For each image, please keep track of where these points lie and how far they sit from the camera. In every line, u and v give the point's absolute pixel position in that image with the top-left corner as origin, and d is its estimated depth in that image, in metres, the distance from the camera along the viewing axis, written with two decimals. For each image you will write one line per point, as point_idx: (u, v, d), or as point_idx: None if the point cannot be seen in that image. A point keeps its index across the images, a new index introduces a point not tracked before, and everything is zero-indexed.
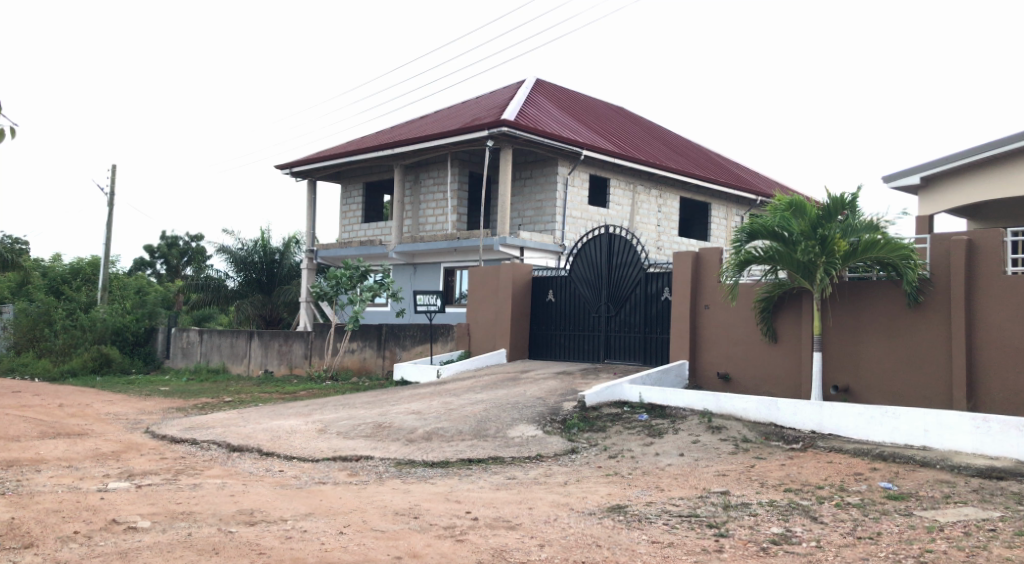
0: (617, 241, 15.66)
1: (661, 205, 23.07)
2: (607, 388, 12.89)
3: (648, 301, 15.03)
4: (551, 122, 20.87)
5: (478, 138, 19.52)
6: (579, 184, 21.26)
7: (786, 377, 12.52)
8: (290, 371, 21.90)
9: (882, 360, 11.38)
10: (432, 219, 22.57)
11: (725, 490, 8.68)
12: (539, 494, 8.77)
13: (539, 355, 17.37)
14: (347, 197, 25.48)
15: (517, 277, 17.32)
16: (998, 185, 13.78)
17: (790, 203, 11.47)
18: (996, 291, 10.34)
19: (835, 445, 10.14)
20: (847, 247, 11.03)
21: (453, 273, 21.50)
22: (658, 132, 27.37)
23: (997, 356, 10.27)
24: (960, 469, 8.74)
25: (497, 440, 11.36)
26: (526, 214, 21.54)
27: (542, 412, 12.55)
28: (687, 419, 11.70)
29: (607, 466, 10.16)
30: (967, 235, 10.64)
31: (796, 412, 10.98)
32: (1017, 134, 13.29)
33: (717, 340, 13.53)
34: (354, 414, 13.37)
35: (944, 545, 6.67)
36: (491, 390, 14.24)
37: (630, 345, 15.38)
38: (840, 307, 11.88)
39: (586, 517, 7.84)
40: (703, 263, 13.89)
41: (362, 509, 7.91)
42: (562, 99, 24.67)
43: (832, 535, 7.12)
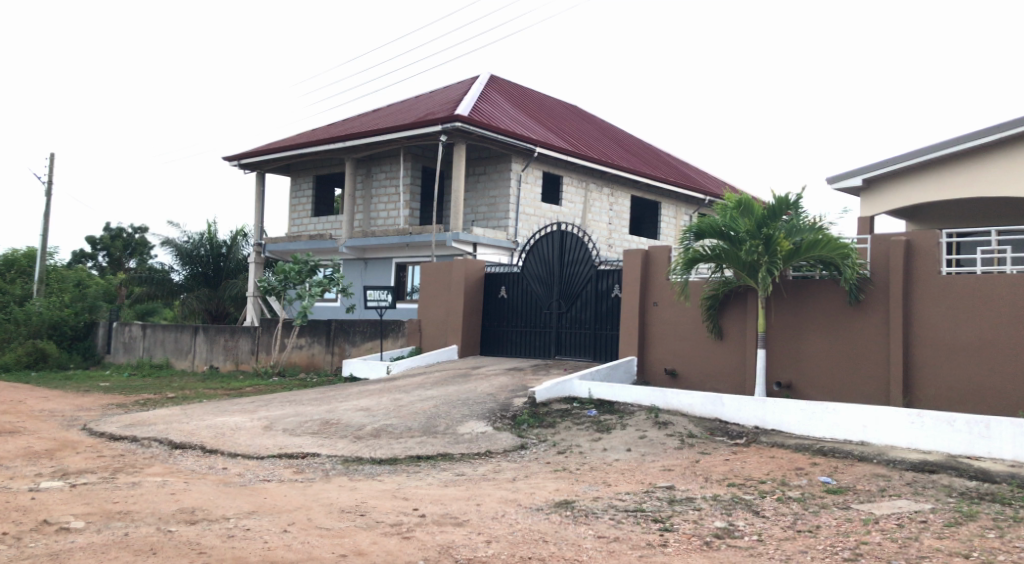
0: (569, 239, 15.74)
1: (613, 203, 23.25)
2: (558, 383, 12.96)
3: (599, 298, 15.17)
4: (504, 118, 20.84)
5: (431, 132, 19.40)
6: (532, 181, 21.29)
7: (731, 374, 12.77)
8: (236, 367, 21.58)
9: (823, 357, 11.66)
10: (383, 213, 22.39)
11: (670, 485, 8.81)
12: (487, 490, 8.79)
13: (490, 352, 17.37)
14: (297, 189, 25.13)
15: (469, 273, 17.26)
16: (932, 188, 14.30)
17: (739, 202, 11.57)
18: (932, 290, 10.69)
19: (777, 440, 10.36)
20: (791, 246, 11.25)
21: (405, 269, 21.39)
22: (611, 131, 27.59)
23: (932, 354, 10.62)
24: (895, 463, 9.02)
25: (446, 436, 11.34)
26: (479, 210, 21.53)
27: (492, 408, 12.56)
28: (634, 415, 11.83)
29: (555, 461, 10.23)
30: (906, 236, 10.94)
31: (741, 407, 11.19)
32: (948, 141, 13.81)
33: (665, 337, 13.71)
34: (301, 410, 13.21)
35: (878, 537, 6.88)
36: (441, 386, 14.20)
37: (580, 341, 15.50)
38: (783, 305, 12.13)
39: (534, 512, 7.88)
40: (652, 261, 14.05)
41: (307, 507, 7.83)
42: (516, 95, 24.70)
43: (773, 529, 7.28)
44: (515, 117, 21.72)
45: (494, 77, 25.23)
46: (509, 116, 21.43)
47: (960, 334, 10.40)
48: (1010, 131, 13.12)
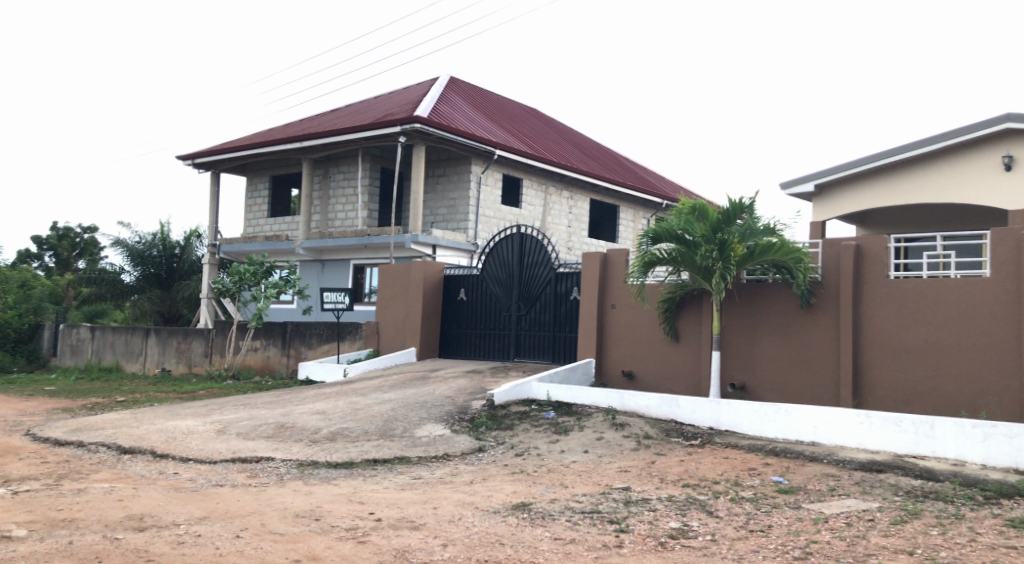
0: (528, 241, 15.80)
1: (572, 207, 23.37)
2: (516, 386, 12.97)
3: (558, 300, 15.24)
4: (463, 120, 20.82)
5: (390, 133, 19.31)
6: (492, 183, 21.29)
7: (686, 375, 12.93)
8: (189, 370, 21.22)
9: (775, 359, 11.86)
10: (341, 214, 22.20)
11: (626, 486, 8.88)
12: (445, 493, 8.76)
13: (448, 354, 17.32)
14: (253, 190, 24.81)
15: (428, 275, 17.19)
16: (880, 194, 14.66)
17: (694, 207, 11.70)
18: (880, 294, 10.95)
19: (731, 441, 10.51)
20: (745, 250, 11.45)
21: (362, 270, 21.24)
22: (570, 134, 27.76)
23: (880, 356, 10.87)
24: (845, 463, 9.22)
25: (404, 440, 11.28)
26: (439, 212, 21.47)
27: (450, 411, 12.54)
28: (592, 416, 11.89)
29: (513, 464, 10.25)
30: (856, 241, 11.18)
31: (696, 409, 11.33)
32: (896, 147, 14.17)
33: (622, 339, 13.82)
34: (255, 414, 13.04)
35: (828, 535, 7.02)
36: (399, 389, 14.12)
37: (539, 344, 15.56)
38: (738, 308, 12.32)
39: (490, 515, 7.88)
40: (610, 264, 14.14)
41: (260, 512, 7.73)
42: (475, 97, 24.71)
43: (726, 529, 7.39)
44: (474, 118, 21.71)
45: (453, 78, 25.18)
46: (469, 118, 21.41)
47: (907, 336, 10.67)
48: (953, 140, 13.53)
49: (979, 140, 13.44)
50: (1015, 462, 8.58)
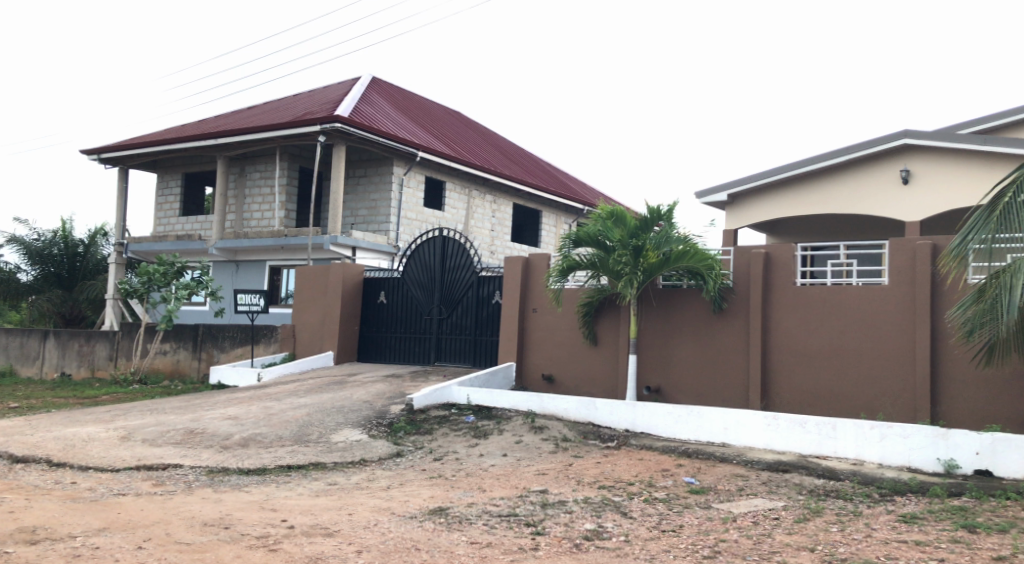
0: (451, 245, 15.77)
1: (495, 211, 23.43)
2: (436, 390, 12.91)
3: (479, 304, 15.27)
4: (385, 122, 20.63)
5: (309, 132, 18.98)
6: (414, 186, 21.13)
7: (604, 379, 13.12)
8: (91, 375, 20.37)
9: (689, 362, 12.15)
10: (257, 214, 21.67)
11: (543, 489, 8.94)
12: (361, 499, 8.65)
13: (367, 358, 17.10)
14: (164, 187, 24.01)
15: (347, 278, 16.92)
16: (789, 204, 15.17)
17: (612, 213, 11.88)
18: (787, 300, 11.34)
19: (646, 442, 10.71)
20: (659, 257, 11.70)
21: (279, 272, 20.80)
22: (493, 138, 27.83)
23: (787, 360, 11.26)
24: (753, 463, 9.51)
25: (319, 445, 11.08)
26: (359, 214, 21.18)
27: (368, 415, 12.38)
28: (511, 420, 11.93)
29: (431, 468, 10.19)
30: (765, 249, 11.55)
31: (612, 411, 11.50)
32: (804, 160, 14.73)
33: (542, 343, 13.92)
34: (163, 420, 12.59)
35: (736, 534, 7.22)
36: (316, 394, 13.87)
37: (460, 347, 15.54)
38: (654, 313, 12.55)
39: (407, 521, 7.82)
40: (532, 268, 14.21)
41: (166, 521, 7.47)
42: (398, 99, 24.54)
43: (639, 529, 7.52)
44: (396, 120, 21.53)
45: (375, 78, 24.90)
46: (390, 119, 21.23)
47: (812, 341, 11.08)
48: (856, 153, 14.15)
49: (878, 155, 14.10)
50: (908, 462, 9.02)
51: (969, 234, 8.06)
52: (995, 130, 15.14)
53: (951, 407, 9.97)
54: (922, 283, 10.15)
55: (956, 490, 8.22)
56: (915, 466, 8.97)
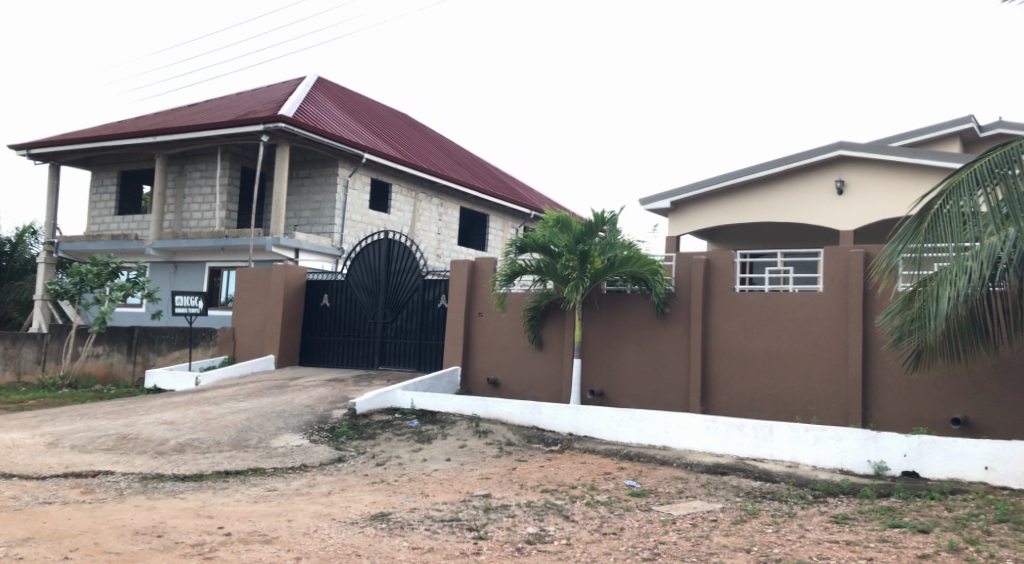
0: (396, 248, 15.66)
1: (441, 214, 23.35)
2: (380, 394, 12.79)
3: (424, 307, 15.20)
4: (330, 122, 20.39)
5: (252, 132, 18.65)
6: (360, 188, 20.92)
7: (549, 383, 13.17)
8: (18, 379, 19.66)
9: (632, 367, 12.27)
10: (197, 214, 21.20)
11: (486, 493, 8.93)
12: (300, 505, 8.52)
13: (310, 362, 16.86)
14: (98, 185, 23.34)
15: (290, 280, 16.67)
16: (729, 212, 15.46)
17: (558, 218, 11.94)
18: (727, 306, 11.55)
19: (589, 446, 10.78)
20: (605, 263, 11.82)
21: (219, 274, 20.37)
22: (440, 142, 27.75)
23: (727, 364, 11.46)
24: (692, 466, 9.65)
25: (258, 451, 10.88)
26: (303, 215, 20.84)
27: (309, 420, 12.20)
28: (455, 424, 11.90)
29: (373, 473, 10.09)
30: (706, 255, 11.75)
31: (556, 415, 11.54)
32: (743, 169, 15.04)
33: (488, 347, 13.90)
34: (93, 425, 12.22)
35: (675, 536, 7.32)
36: (255, 398, 13.61)
37: (404, 351, 15.44)
38: (598, 317, 12.66)
39: (348, 526, 7.72)
40: (478, 272, 14.19)
41: (94, 530, 7.25)
42: (343, 100, 24.30)
43: (580, 532, 7.56)
44: (341, 121, 21.30)
45: (320, 78, 24.60)
46: (336, 120, 21.00)
47: (751, 346, 11.30)
48: (794, 164, 14.51)
49: (813, 166, 14.48)
50: (840, 464, 9.26)
51: (897, 244, 8.29)
52: (926, 143, 15.67)
53: (882, 411, 10.27)
54: (855, 291, 10.44)
55: (886, 490, 8.47)
56: (847, 468, 9.22)
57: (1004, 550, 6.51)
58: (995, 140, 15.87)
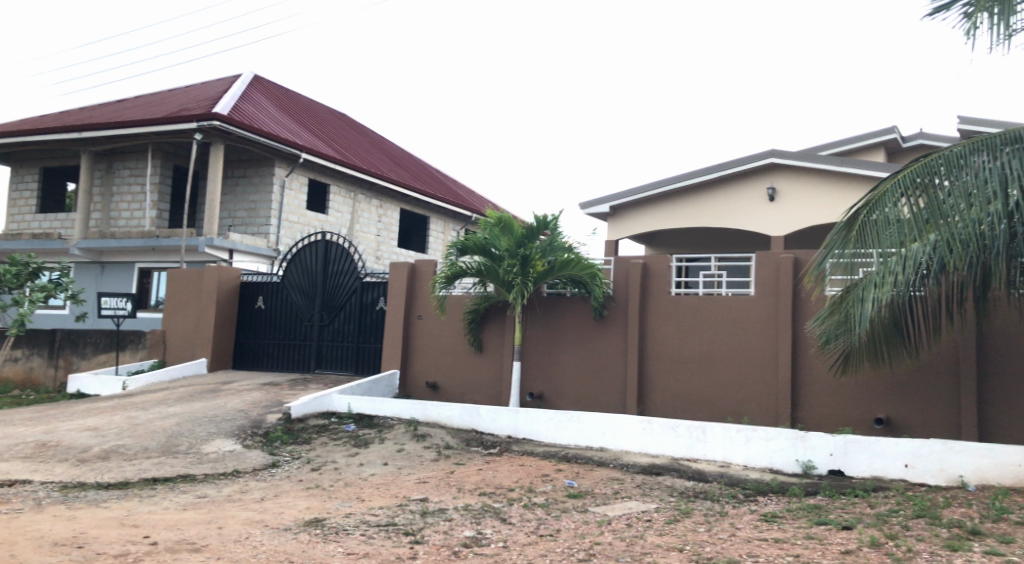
0: (333, 249, 15.43)
1: (381, 216, 23.11)
2: (315, 398, 12.56)
3: (362, 310, 15.03)
4: (267, 121, 20.02)
5: (184, 129, 18.18)
6: (297, 188, 20.56)
7: (488, 386, 13.15)
8: None
9: (571, 370, 12.33)
10: (125, 213, 20.55)
11: (424, 497, 8.86)
12: (231, 512, 8.31)
13: (244, 365, 16.48)
14: (19, 182, 22.44)
15: (224, 281, 16.28)
16: (666, 217, 15.67)
17: (500, 220, 11.96)
18: (663, 310, 11.69)
19: (527, 448, 10.79)
20: (545, 265, 11.86)
21: (149, 275, 19.74)
22: (381, 143, 27.49)
23: (664, 367, 11.60)
24: (628, 467, 9.74)
25: (188, 456, 10.58)
26: (237, 215, 20.38)
27: (242, 425, 11.92)
28: (393, 428, 11.78)
29: (308, 479, 9.91)
30: (643, 260, 11.90)
31: (495, 418, 11.52)
32: (680, 175, 15.26)
33: (427, 350, 13.81)
34: (11, 432, 11.72)
35: (610, 537, 7.36)
36: (186, 403, 13.25)
37: (341, 354, 15.24)
38: (537, 321, 12.69)
39: (281, 533, 7.57)
40: (417, 274, 14.08)
41: (10, 542, 6.95)
42: (281, 98, 23.87)
43: (517, 535, 7.55)
44: (279, 120, 20.92)
45: (257, 76, 24.11)
46: (273, 119, 20.62)
47: (686, 349, 11.47)
48: (728, 170, 14.80)
49: (746, 173, 14.80)
50: (770, 464, 9.46)
51: (827, 251, 8.53)
52: (855, 152, 16.14)
53: (810, 412, 10.53)
54: (785, 295, 10.69)
55: (812, 489, 8.68)
56: (776, 468, 9.42)
57: (921, 543, 6.73)
58: (916, 150, 16.46)
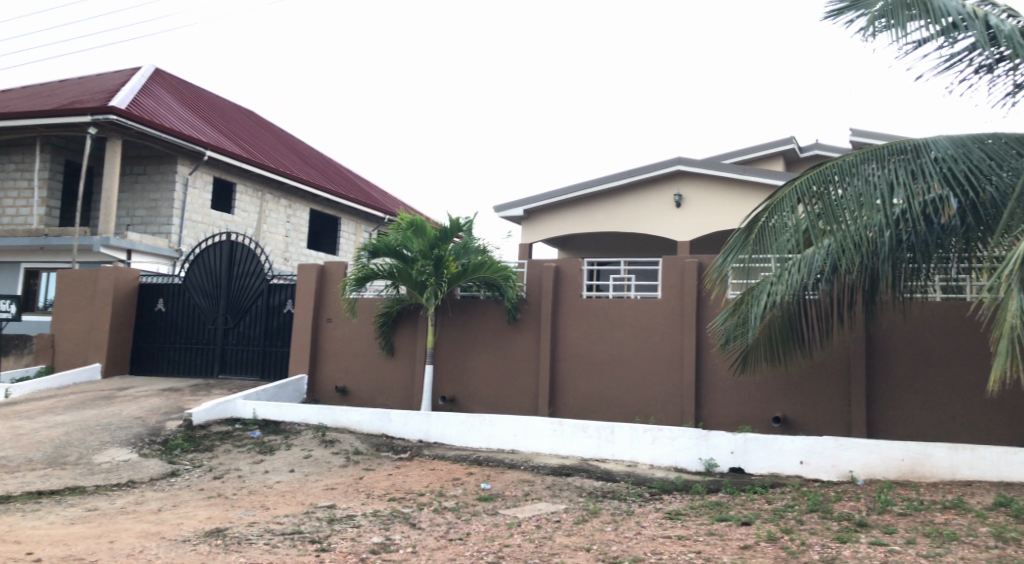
0: (239, 250, 14.95)
1: (289, 216, 22.55)
2: (219, 404, 12.10)
3: (269, 313, 14.62)
4: (169, 117, 19.25)
5: (77, 123, 17.31)
6: (201, 186, 19.84)
7: (399, 390, 12.99)
8: None
9: (483, 373, 12.30)
10: (10, 210, 19.44)
11: (331, 504, 8.65)
12: (125, 524, 7.92)
13: (142, 371, 15.78)
14: None
15: (120, 283, 15.56)
16: (578, 221, 15.83)
17: (412, 222, 11.79)
18: (575, 312, 11.80)
19: (438, 452, 10.70)
20: (459, 268, 11.79)
21: (36, 277, 18.62)
22: (289, 141, 26.87)
23: (575, 368, 11.70)
24: (538, 468, 9.78)
25: (78, 467, 10.05)
26: (136, 214, 19.54)
27: (138, 433, 11.40)
28: (301, 434, 11.48)
29: (210, 487, 9.55)
30: (556, 263, 11.97)
31: (405, 422, 11.35)
32: (592, 180, 15.44)
33: (336, 354, 13.53)
34: None
35: (519, 538, 7.36)
36: (77, 411, 12.59)
37: (247, 359, 14.78)
38: (450, 324, 12.59)
39: (178, 545, 7.25)
40: (328, 276, 13.76)
41: None
42: (184, 93, 23.02)
43: (426, 540, 7.45)
44: (182, 116, 20.16)
45: (157, 69, 23.16)
46: (175, 114, 19.85)
47: (595, 350, 11.60)
48: (638, 176, 15.07)
49: (654, 179, 15.11)
50: (675, 462, 9.65)
51: (728, 254, 8.70)
52: (757, 160, 16.70)
53: (713, 411, 10.80)
54: (691, 298, 10.94)
55: (714, 486, 8.90)
56: (681, 466, 9.61)
57: (814, 537, 6.97)
58: (813, 160, 17.15)
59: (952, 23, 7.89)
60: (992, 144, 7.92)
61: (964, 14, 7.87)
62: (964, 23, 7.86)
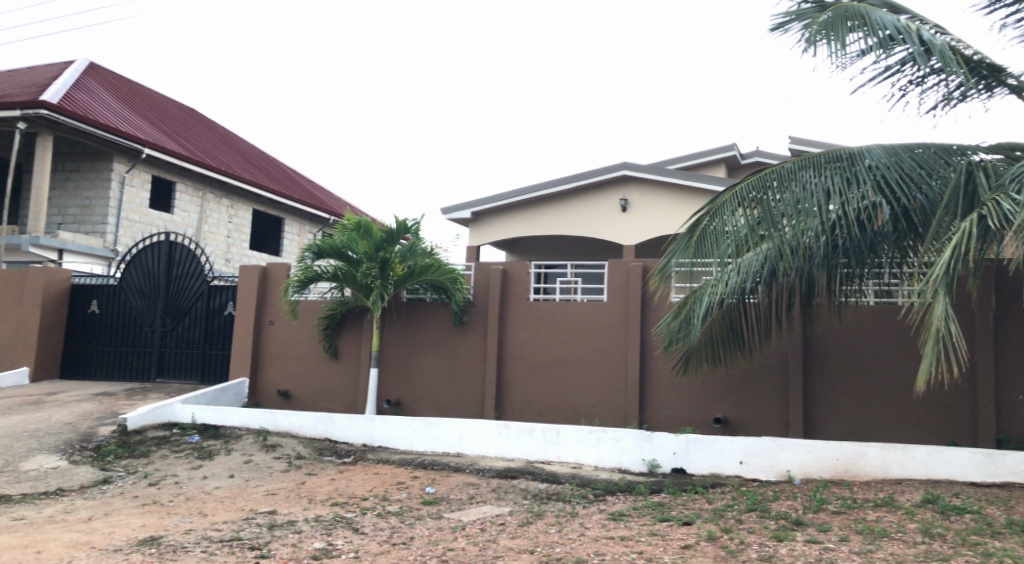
0: (178, 251, 14.58)
1: (231, 216, 22.09)
2: (155, 408, 11.76)
3: (209, 315, 14.30)
4: (104, 113, 18.71)
5: (6, 117, 16.71)
6: (138, 185, 19.30)
7: (343, 393, 12.83)
8: None
9: (429, 376, 12.22)
10: None
11: (272, 510, 8.48)
12: (53, 534, 7.64)
13: (74, 374, 15.28)
14: None
15: (51, 283, 15.03)
16: (526, 224, 15.85)
17: (359, 224, 11.66)
18: (521, 315, 11.81)
19: (382, 456, 10.58)
20: (405, 270, 11.69)
21: None
22: (232, 140, 26.35)
23: (521, 371, 11.71)
24: (483, 471, 9.75)
25: (3, 476, 9.67)
26: (69, 213, 18.93)
27: (69, 439, 11.02)
28: (241, 439, 11.24)
29: (144, 495, 9.27)
30: (503, 265, 11.97)
31: (349, 426, 11.21)
32: (539, 183, 15.48)
33: (279, 357, 13.29)
34: None
35: (463, 542, 7.32)
36: (3, 416, 12.12)
37: (185, 362, 14.42)
38: (396, 326, 12.48)
39: (110, 554, 7.01)
40: (271, 278, 13.51)
41: None
42: (121, 89, 22.39)
43: (369, 544, 7.36)
44: (119, 112, 19.61)
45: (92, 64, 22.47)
46: (111, 110, 19.30)
47: (541, 352, 11.63)
48: (584, 180, 15.16)
49: (601, 184, 15.22)
50: (619, 464, 9.72)
51: (671, 256, 8.83)
52: (700, 166, 16.96)
53: (657, 413, 10.92)
54: (636, 300, 11.05)
55: (657, 486, 9.00)
56: (624, 467, 9.69)
57: (752, 535, 7.10)
58: (754, 166, 17.50)
59: (889, 36, 8.10)
60: (922, 153, 8.17)
61: (899, 28, 8.10)
62: (899, 37, 8.09)
